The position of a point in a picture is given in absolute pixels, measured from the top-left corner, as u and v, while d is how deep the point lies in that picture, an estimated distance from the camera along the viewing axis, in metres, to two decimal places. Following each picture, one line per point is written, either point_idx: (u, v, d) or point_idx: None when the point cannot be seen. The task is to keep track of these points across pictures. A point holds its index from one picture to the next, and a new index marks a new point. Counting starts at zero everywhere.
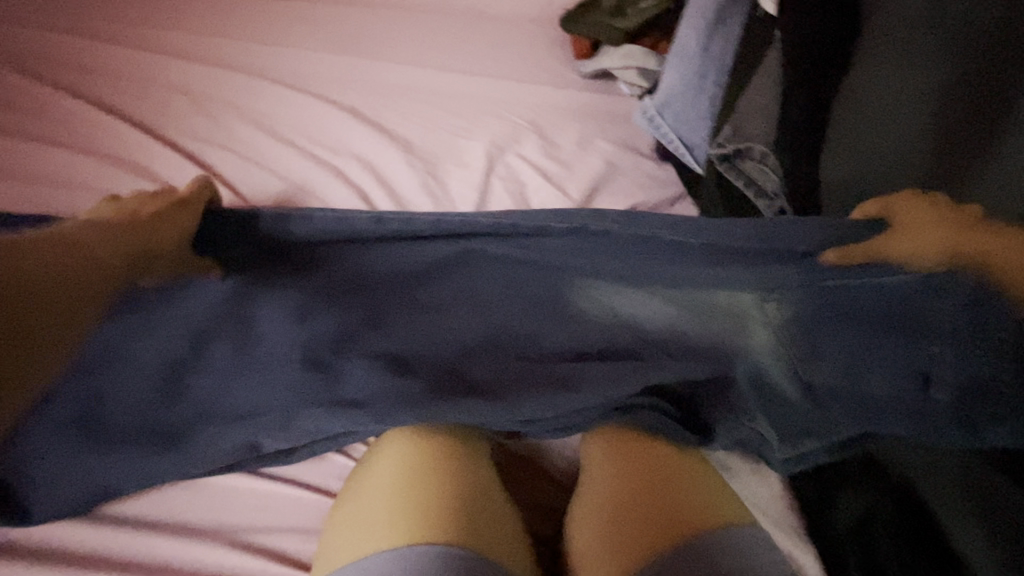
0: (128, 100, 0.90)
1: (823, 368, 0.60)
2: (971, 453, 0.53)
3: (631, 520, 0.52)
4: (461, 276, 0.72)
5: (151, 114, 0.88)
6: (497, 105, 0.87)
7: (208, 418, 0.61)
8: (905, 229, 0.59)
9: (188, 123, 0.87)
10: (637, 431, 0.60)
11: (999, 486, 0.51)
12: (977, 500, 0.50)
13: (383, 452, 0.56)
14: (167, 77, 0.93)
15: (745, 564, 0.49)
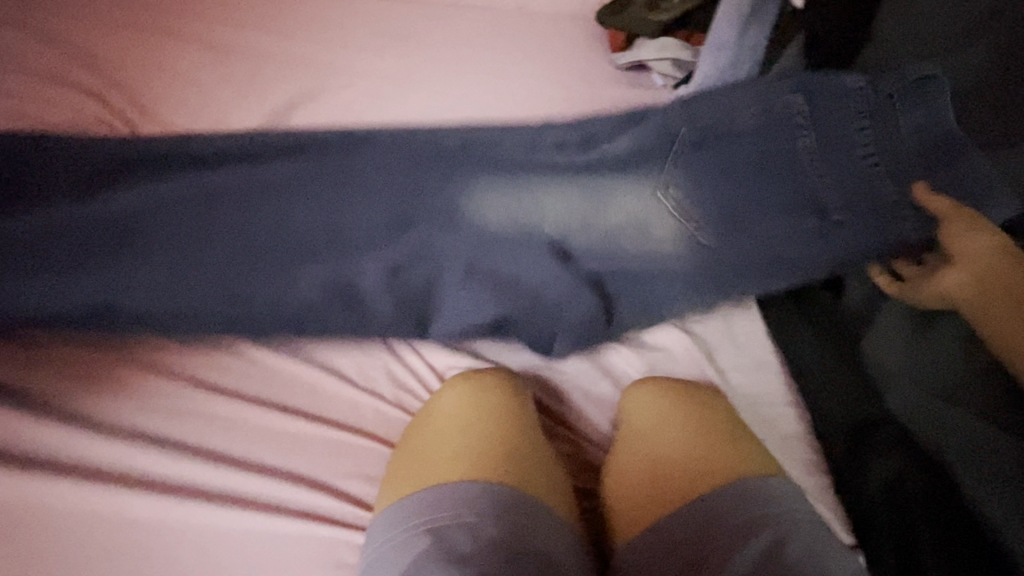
0: (129, 45, 0.81)
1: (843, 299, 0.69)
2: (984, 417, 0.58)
3: (665, 471, 0.57)
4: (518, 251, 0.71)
5: (164, 56, 0.81)
6: (532, 77, 0.87)
7: (285, 364, 0.65)
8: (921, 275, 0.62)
9: (204, 60, 0.81)
10: (678, 389, 0.64)
11: (1011, 446, 0.55)
12: (996, 463, 0.56)
13: (429, 404, 0.63)
14: (177, 19, 0.85)
15: (783, 508, 0.51)
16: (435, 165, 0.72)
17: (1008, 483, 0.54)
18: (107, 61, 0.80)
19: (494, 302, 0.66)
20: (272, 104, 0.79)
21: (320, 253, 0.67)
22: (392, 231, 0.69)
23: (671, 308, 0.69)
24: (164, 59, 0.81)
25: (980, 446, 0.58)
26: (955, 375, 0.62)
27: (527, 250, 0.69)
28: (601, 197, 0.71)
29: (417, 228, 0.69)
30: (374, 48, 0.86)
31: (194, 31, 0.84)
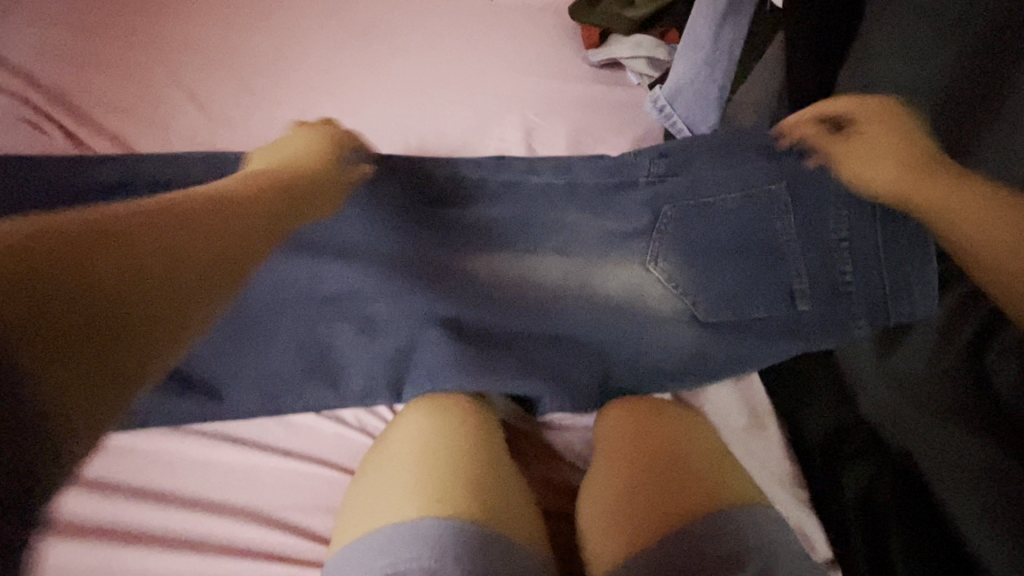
0: (72, 35, 0.76)
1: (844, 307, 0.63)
2: (972, 435, 0.56)
3: (640, 495, 0.54)
4: (485, 258, 0.65)
5: (107, 46, 0.75)
6: (501, 73, 0.83)
7: (234, 385, 0.60)
8: (869, 151, 0.60)
9: (153, 49, 0.75)
10: (655, 408, 0.62)
11: (1008, 470, 0.52)
12: (989, 485, 0.53)
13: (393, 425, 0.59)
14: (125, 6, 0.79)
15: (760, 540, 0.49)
16: (403, 234, 0.64)
17: (977, 483, 0.54)
18: (42, 50, 0.73)
19: (481, 371, 0.61)
20: (222, 96, 0.73)
21: (286, 312, 0.62)
22: (359, 295, 0.62)
23: (663, 368, 0.65)
24: (94, 53, 0.74)
25: (947, 445, 0.58)
26: (925, 372, 0.62)
27: (519, 310, 0.64)
28: (596, 270, 0.66)
29: (370, 289, 0.62)
30: (337, 38, 0.81)
31: (130, 23, 0.77)
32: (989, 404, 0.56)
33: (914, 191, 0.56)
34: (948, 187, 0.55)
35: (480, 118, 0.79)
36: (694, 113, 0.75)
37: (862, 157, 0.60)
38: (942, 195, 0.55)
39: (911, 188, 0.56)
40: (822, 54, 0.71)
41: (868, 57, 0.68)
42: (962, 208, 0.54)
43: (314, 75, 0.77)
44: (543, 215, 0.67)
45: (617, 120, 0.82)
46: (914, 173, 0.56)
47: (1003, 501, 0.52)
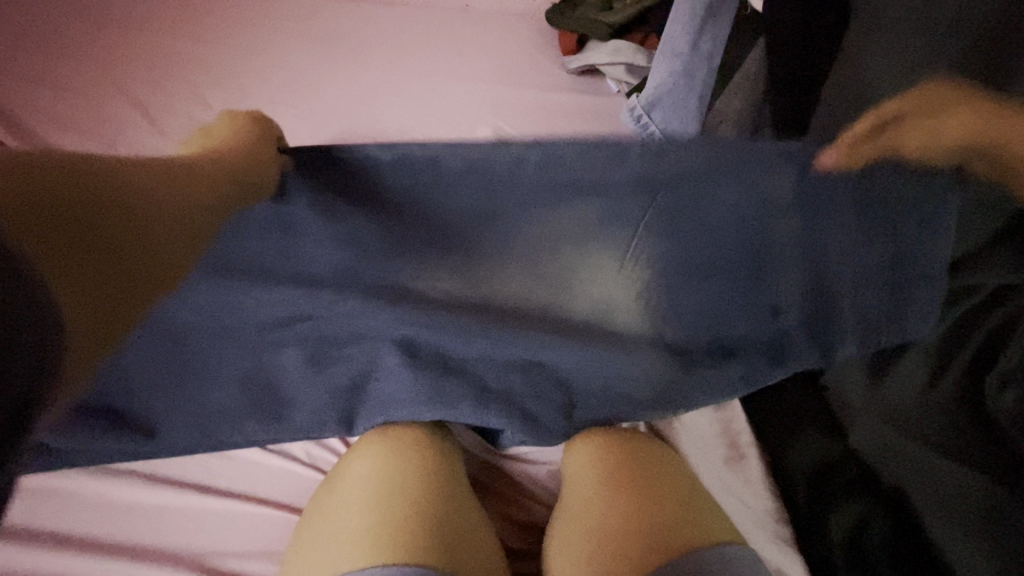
0: (32, 54, 0.74)
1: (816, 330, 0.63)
2: (969, 470, 0.51)
3: (609, 535, 0.50)
4: (444, 280, 0.61)
5: (68, 66, 0.74)
6: (471, 83, 0.79)
7: (181, 421, 0.57)
8: (923, 113, 0.52)
9: (114, 68, 0.74)
10: (626, 438, 0.59)
11: (1002, 501, 0.49)
12: (992, 526, 0.49)
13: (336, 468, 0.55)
14: (88, 24, 0.78)
15: None
16: (345, 251, 0.56)
17: (975, 525, 0.50)
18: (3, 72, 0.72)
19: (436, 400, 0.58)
20: (179, 112, 0.71)
21: (226, 340, 0.57)
22: (303, 320, 0.57)
23: (634, 396, 0.62)
24: (59, 75, 0.73)
25: (932, 480, 0.53)
26: (909, 401, 0.57)
27: (475, 332, 0.58)
28: (567, 286, 0.61)
29: (316, 313, 0.57)
30: (302, 49, 0.79)
31: (97, 45, 0.76)
32: (988, 434, 0.51)
33: (983, 129, 0.50)
34: (1018, 120, 0.49)
35: (450, 127, 0.75)
36: (674, 123, 0.71)
37: (924, 130, 0.52)
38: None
39: (983, 129, 0.50)
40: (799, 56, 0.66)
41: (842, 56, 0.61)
42: None
43: (276, 88, 0.74)
44: (502, 220, 0.59)
45: (593, 132, 0.78)
46: (981, 112, 0.50)
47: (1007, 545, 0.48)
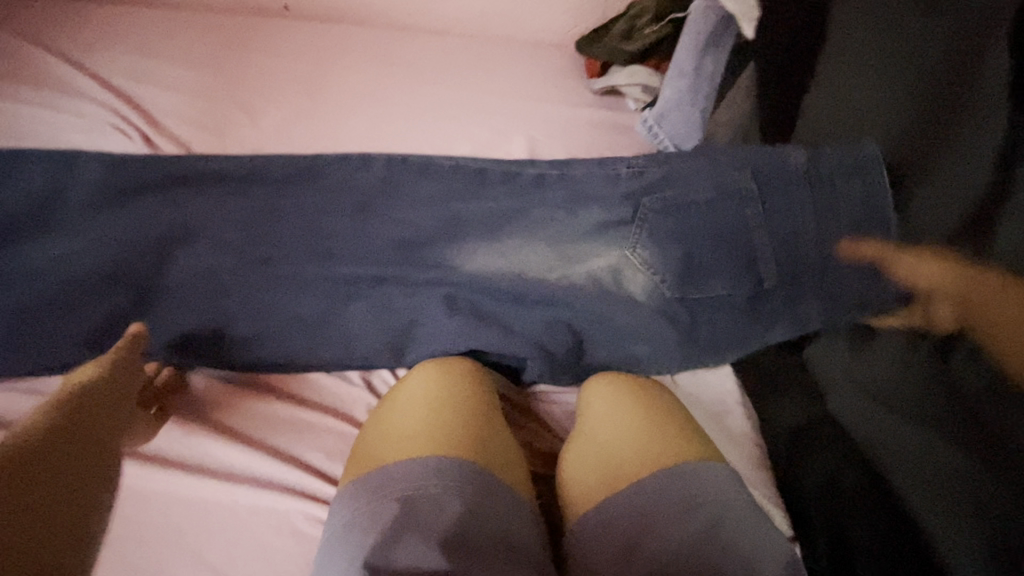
0: (152, 46, 0.89)
1: (796, 300, 0.74)
2: (960, 451, 0.60)
3: (618, 454, 0.63)
4: (489, 248, 0.77)
5: (178, 58, 0.89)
6: (512, 98, 0.95)
7: (265, 344, 0.70)
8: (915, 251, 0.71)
9: (218, 65, 0.89)
10: (631, 379, 0.71)
11: (984, 482, 0.58)
12: (972, 505, 0.57)
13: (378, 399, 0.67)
14: (197, 28, 0.93)
15: (714, 485, 0.57)
16: (427, 226, 0.77)
17: (959, 503, 0.58)
18: (126, 57, 0.87)
19: (471, 337, 0.70)
20: (273, 108, 0.86)
21: (310, 290, 0.72)
22: (377, 279, 0.74)
23: (639, 352, 0.74)
24: (172, 74, 0.86)
25: (900, 441, 0.64)
26: (884, 379, 0.68)
27: (512, 296, 0.74)
28: (579, 264, 0.76)
29: (393, 274, 0.74)
30: (374, 66, 0.95)
31: (201, 51, 0.90)
32: (974, 424, 0.61)
33: (954, 287, 0.66)
34: (999, 296, 0.62)
35: (492, 134, 0.90)
36: (680, 134, 0.84)
37: (909, 268, 0.71)
38: (996, 295, 0.62)
39: (945, 282, 0.67)
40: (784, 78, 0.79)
41: (832, 75, 0.76)
42: (996, 311, 0.62)
43: (351, 95, 0.90)
44: (536, 210, 0.78)
45: (612, 138, 0.92)
46: (951, 269, 0.67)
47: (982, 518, 0.56)
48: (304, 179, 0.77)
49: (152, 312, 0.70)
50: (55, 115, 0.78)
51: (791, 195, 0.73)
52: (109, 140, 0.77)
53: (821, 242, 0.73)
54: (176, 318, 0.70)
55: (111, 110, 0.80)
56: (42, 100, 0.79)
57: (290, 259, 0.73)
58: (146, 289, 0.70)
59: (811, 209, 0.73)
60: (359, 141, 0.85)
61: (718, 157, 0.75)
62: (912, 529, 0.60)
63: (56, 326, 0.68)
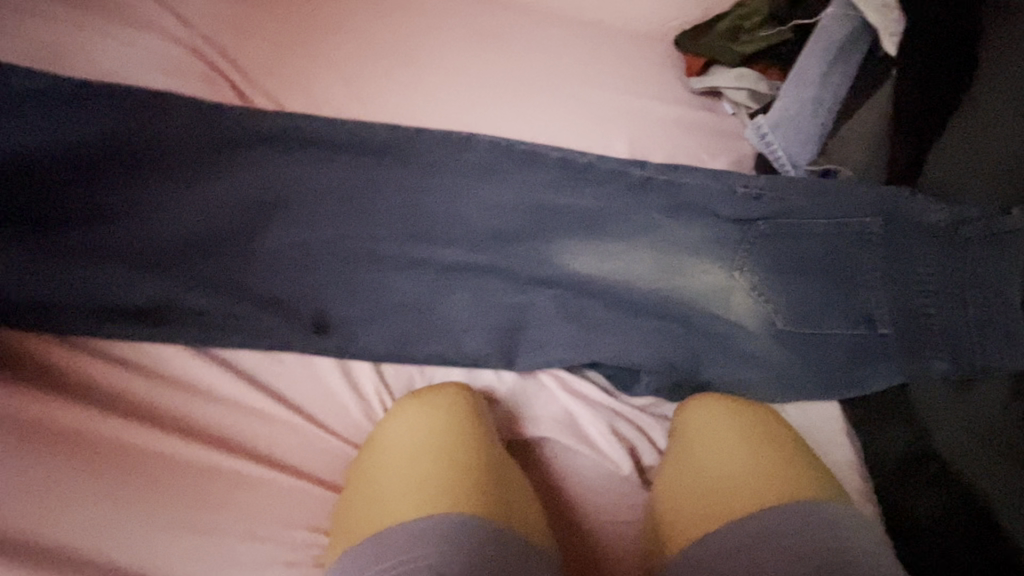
0: None
1: (911, 334, 0.68)
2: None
3: (718, 483, 0.60)
4: (590, 249, 0.73)
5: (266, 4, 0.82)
6: (609, 85, 0.90)
7: (356, 327, 0.66)
8: None
9: (307, 16, 0.82)
10: (732, 401, 0.68)
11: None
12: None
13: (458, 395, 0.62)
14: None
15: (825, 534, 0.52)
16: (525, 219, 0.73)
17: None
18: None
19: (592, 348, 0.68)
20: (366, 69, 0.80)
21: (411, 272, 0.69)
22: (480, 268, 0.70)
23: (738, 372, 0.72)
24: (257, 22, 0.79)
25: (998, 476, 0.61)
26: (988, 417, 0.63)
27: (615, 303, 0.72)
28: (683, 276, 0.73)
29: (498, 265, 0.71)
30: (469, 34, 0.89)
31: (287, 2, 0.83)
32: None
33: None
34: None
35: (591, 126, 0.85)
36: (794, 145, 0.80)
37: None
38: None
39: None
40: (929, 84, 0.69)
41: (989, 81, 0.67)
42: None
43: (446, 63, 0.84)
44: (642, 215, 0.75)
45: (711, 141, 0.88)
46: None
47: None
48: (400, 153, 0.72)
49: (237, 278, 0.66)
50: (131, 53, 0.72)
51: (913, 225, 0.69)
52: (195, 88, 0.72)
53: (945, 287, 0.68)
54: (266, 288, 0.67)
55: (194, 55, 0.74)
56: (118, 35, 0.73)
57: (387, 242, 0.70)
58: (230, 257, 0.67)
59: (940, 247, 0.68)
60: (453, 125, 0.79)
61: (828, 191, 0.73)
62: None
63: (134, 285, 0.64)
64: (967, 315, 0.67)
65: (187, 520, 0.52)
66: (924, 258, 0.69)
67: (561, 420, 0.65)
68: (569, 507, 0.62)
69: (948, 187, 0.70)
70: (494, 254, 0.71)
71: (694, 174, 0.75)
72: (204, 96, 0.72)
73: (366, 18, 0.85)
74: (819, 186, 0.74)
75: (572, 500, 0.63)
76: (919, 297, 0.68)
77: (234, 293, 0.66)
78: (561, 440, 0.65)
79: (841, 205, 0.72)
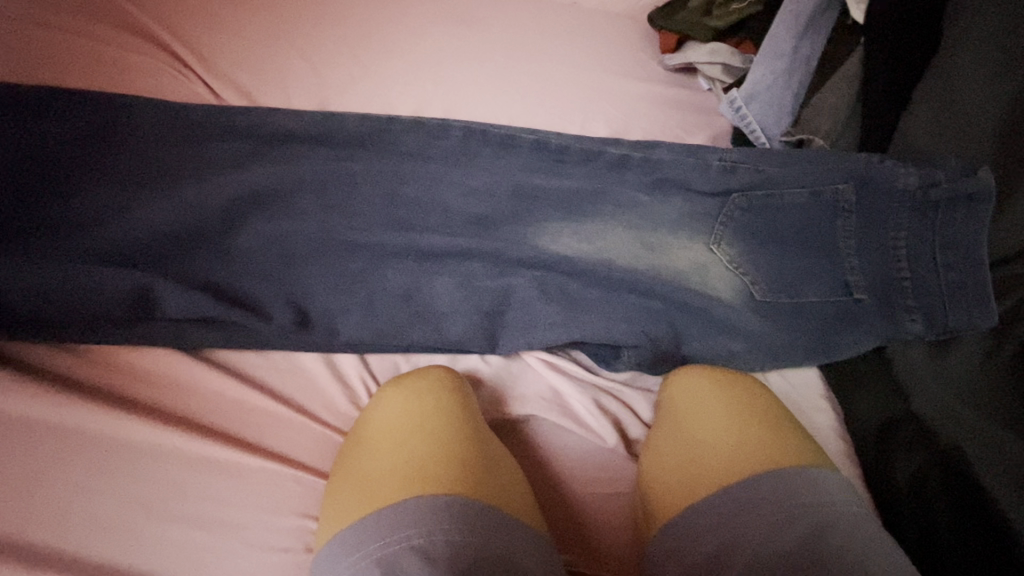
0: None
1: (878, 297, 0.71)
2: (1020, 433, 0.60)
3: (702, 456, 0.61)
4: (568, 230, 0.74)
5: None
6: (584, 64, 0.90)
7: (339, 316, 0.67)
8: None
9: (276, 7, 0.82)
10: (715, 368, 0.69)
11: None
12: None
13: (446, 377, 0.64)
14: None
15: (814, 499, 0.54)
16: (504, 203, 0.74)
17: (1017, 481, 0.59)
18: None
19: (572, 326, 0.69)
20: (338, 60, 0.80)
21: (393, 260, 0.70)
22: (460, 253, 0.71)
23: (720, 345, 0.73)
24: (226, 16, 0.79)
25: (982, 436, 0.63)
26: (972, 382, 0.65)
27: (596, 282, 0.72)
28: (661, 252, 0.74)
29: (476, 249, 0.71)
30: (442, 17, 0.88)
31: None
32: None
33: None
34: None
35: (565, 109, 0.85)
36: (769, 118, 0.80)
37: None
38: None
39: None
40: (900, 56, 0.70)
41: (956, 51, 0.68)
42: None
43: (419, 49, 0.84)
44: (618, 193, 0.76)
45: (687, 117, 0.88)
46: None
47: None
48: (376, 144, 0.73)
49: (215, 270, 0.66)
50: (100, 58, 0.73)
51: (887, 191, 0.71)
52: (168, 91, 0.73)
53: (918, 253, 0.70)
54: (245, 284, 0.66)
55: (163, 56, 0.75)
56: (87, 41, 0.73)
57: (367, 231, 0.70)
58: (208, 251, 0.67)
59: (910, 213, 0.70)
60: (424, 114, 0.79)
61: (801, 162, 0.75)
62: (1003, 532, 0.58)
63: (98, 276, 0.62)
64: (944, 274, 0.68)
65: (180, 513, 0.54)
66: (894, 222, 0.71)
67: (547, 397, 0.67)
68: (557, 483, 0.64)
69: (919, 155, 0.72)
70: (475, 239, 0.72)
71: (667, 152, 0.76)
72: (177, 93, 0.73)
73: (336, 6, 0.84)
74: (791, 158, 0.75)
75: (559, 476, 0.64)
76: (893, 260, 0.71)
77: (211, 282, 0.66)
78: (549, 417, 0.66)
79: (813, 173, 0.74)
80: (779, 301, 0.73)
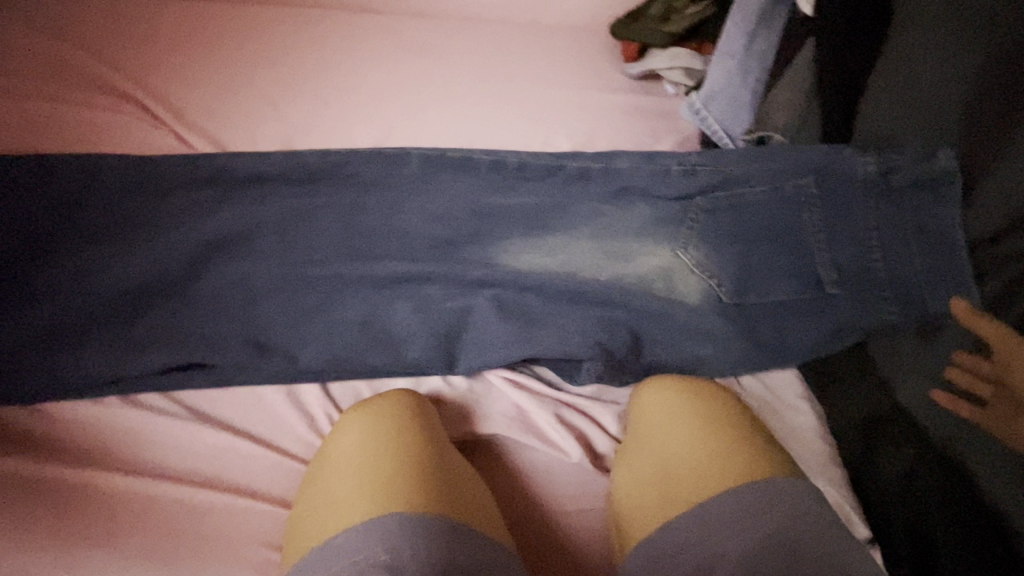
0: (173, 39, 0.86)
1: (850, 291, 0.69)
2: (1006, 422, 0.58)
3: (670, 470, 0.59)
4: (527, 248, 0.74)
5: (200, 52, 0.85)
6: (543, 82, 0.91)
7: (304, 347, 0.68)
8: None
9: (241, 57, 0.86)
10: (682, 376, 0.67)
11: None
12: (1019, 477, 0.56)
13: (404, 399, 0.64)
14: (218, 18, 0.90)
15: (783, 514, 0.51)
16: (462, 225, 0.75)
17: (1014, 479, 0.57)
18: (145, 55, 0.84)
19: (530, 343, 0.68)
20: (301, 100, 0.83)
21: (355, 289, 0.71)
22: (422, 277, 0.72)
23: (690, 350, 0.71)
24: (194, 72, 0.83)
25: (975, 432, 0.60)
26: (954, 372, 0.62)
27: (558, 296, 0.72)
28: (624, 261, 0.74)
29: (437, 272, 0.72)
30: (402, 50, 0.91)
31: (219, 45, 0.86)
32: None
33: None
34: None
35: (526, 127, 0.86)
36: (729, 116, 0.80)
37: None
38: None
39: None
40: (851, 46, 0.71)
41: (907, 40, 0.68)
42: None
43: (379, 82, 0.86)
44: (577, 207, 0.76)
45: (651, 124, 0.88)
46: None
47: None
48: (338, 176, 0.76)
49: (181, 315, 0.69)
50: (75, 124, 0.77)
51: (849, 182, 0.69)
52: (137, 150, 0.76)
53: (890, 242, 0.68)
54: (212, 326, 0.69)
55: (133, 116, 0.79)
56: (61, 109, 0.78)
57: (329, 264, 0.72)
58: (175, 298, 0.70)
59: (875, 201, 0.68)
60: (386, 143, 0.81)
61: (761, 159, 0.73)
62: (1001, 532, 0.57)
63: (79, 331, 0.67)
64: (914, 261, 0.67)
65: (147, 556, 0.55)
66: (859, 213, 0.69)
67: (511, 415, 0.67)
68: (524, 501, 0.63)
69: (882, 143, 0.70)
70: (435, 263, 0.73)
71: (624, 162, 0.76)
72: (147, 151, 0.77)
73: (298, 49, 0.88)
74: (754, 156, 0.73)
75: (527, 493, 0.64)
76: (865, 250, 0.69)
77: (178, 327, 0.68)
78: (514, 435, 0.66)
79: (774, 169, 0.72)
80: (748, 303, 0.71)
